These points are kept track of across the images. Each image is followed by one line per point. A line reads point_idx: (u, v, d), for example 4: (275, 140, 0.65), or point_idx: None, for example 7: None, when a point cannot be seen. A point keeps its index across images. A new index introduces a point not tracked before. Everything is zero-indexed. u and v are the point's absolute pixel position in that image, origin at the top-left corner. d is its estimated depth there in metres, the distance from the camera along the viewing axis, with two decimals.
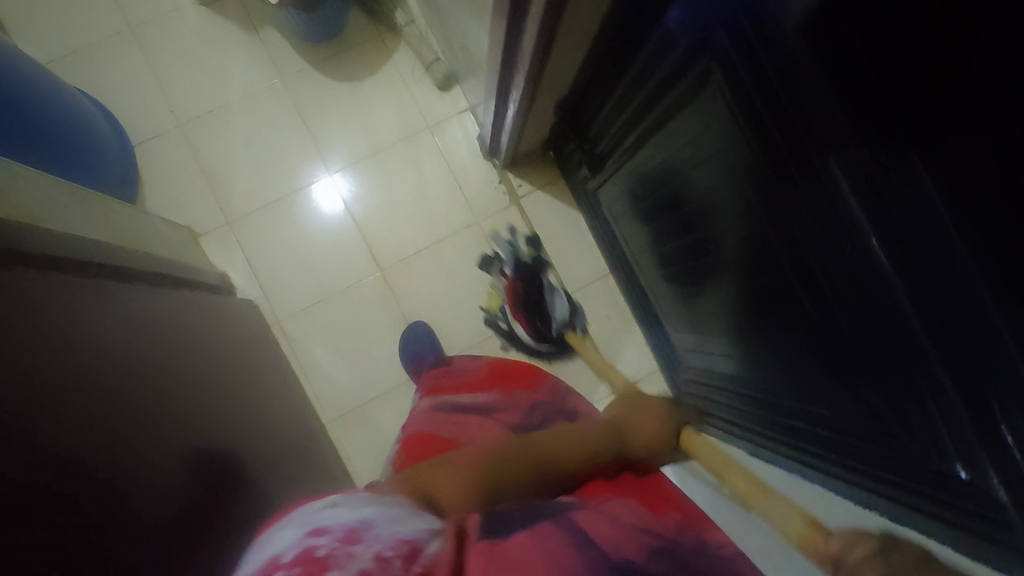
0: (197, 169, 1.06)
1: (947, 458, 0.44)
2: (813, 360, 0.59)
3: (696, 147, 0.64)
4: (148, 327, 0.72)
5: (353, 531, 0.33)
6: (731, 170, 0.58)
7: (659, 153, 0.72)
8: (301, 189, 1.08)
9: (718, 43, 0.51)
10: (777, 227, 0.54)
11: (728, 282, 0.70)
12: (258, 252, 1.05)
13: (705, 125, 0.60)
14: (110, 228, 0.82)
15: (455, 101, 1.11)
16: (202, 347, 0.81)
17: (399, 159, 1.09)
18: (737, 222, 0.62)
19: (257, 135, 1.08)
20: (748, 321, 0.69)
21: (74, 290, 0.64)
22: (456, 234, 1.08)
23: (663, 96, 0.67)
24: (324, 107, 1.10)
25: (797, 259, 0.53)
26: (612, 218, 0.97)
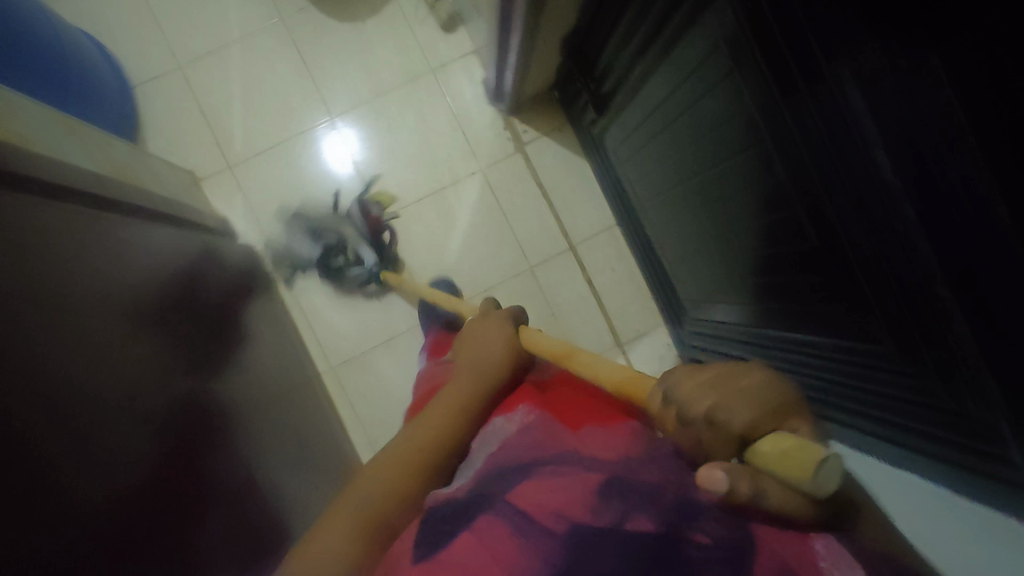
0: (197, 110, 1.05)
1: (958, 393, 0.42)
2: (818, 297, 0.56)
3: (703, 77, 0.59)
4: (140, 258, 0.72)
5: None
6: (737, 95, 0.54)
7: (666, 87, 0.68)
8: (302, 133, 1.06)
9: None
10: (782, 154, 0.51)
11: (736, 223, 0.67)
12: (259, 197, 1.04)
13: (710, 47, 0.56)
14: (102, 159, 0.82)
15: (460, 42, 1.07)
16: (194, 287, 0.81)
17: (401, 103, 1.06)
18: (741, 154, 0.58)
19: (257, 77, 1.06)
20: (755, 261, 0.66)
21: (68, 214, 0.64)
22: (459, 182, 1.06)
23: (668, 20, 0.62)
24: (325, 50, 1.07)
25: (803, 187, 0.50)
26: (619, 163, 0.93)
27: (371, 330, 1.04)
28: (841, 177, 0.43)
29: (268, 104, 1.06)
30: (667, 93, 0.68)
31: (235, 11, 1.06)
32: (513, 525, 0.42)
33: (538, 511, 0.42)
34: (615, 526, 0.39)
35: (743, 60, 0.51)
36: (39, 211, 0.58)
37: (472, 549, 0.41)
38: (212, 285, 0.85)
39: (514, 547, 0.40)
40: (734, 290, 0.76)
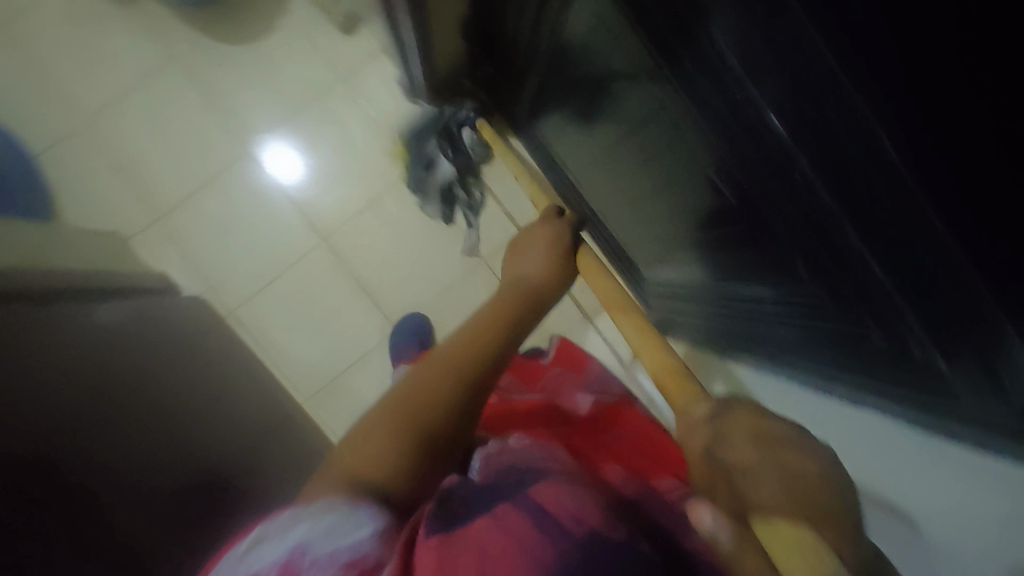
0: (108, 168, 1.00)
1: (893, 334, 0.42)
2: (746, 255, 0.56)
3: (598, 46, 0.56)
4: (98, 333, 0.69)
5: (288, 565, 0.32)
6: (631, 61, 0.52)
7: (569, 57, 0.65)
8: (223, 170, 1.02)
9: None
10: (681, 120, 0.50)
11: (664, 186, 0.65)
12: (194, 244, 1.01)
13: (596, 17, 0.53)
14: (17, 248, 0.77)
15: (364, 42, 1.03)
16: (156, 347, 0.78)
17: (317, 118, 1.02)
18: (650, 120, 0.57)
19: (162, 121, 1.01)
20: (687, 225, 0.66)
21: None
22: (395, 187, 1.03)
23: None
24: (228, 78, 1.02)
25: (707, 151, 0.49)
26: (548, 141, 0.91)
27: (338, 356, 1.02)
28: (747, 125, 0.41)
29: (181, 147, 1.01)
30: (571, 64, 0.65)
31: (124, 55, 1.01)
32: (534, 519, 0.38)
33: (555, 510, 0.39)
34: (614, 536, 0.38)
35: (632, 18, 0.48)
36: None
37: (487, 528, 0.38)
38: (170, 342, 0.82)
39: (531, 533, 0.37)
40: (678, 250, 0.74)
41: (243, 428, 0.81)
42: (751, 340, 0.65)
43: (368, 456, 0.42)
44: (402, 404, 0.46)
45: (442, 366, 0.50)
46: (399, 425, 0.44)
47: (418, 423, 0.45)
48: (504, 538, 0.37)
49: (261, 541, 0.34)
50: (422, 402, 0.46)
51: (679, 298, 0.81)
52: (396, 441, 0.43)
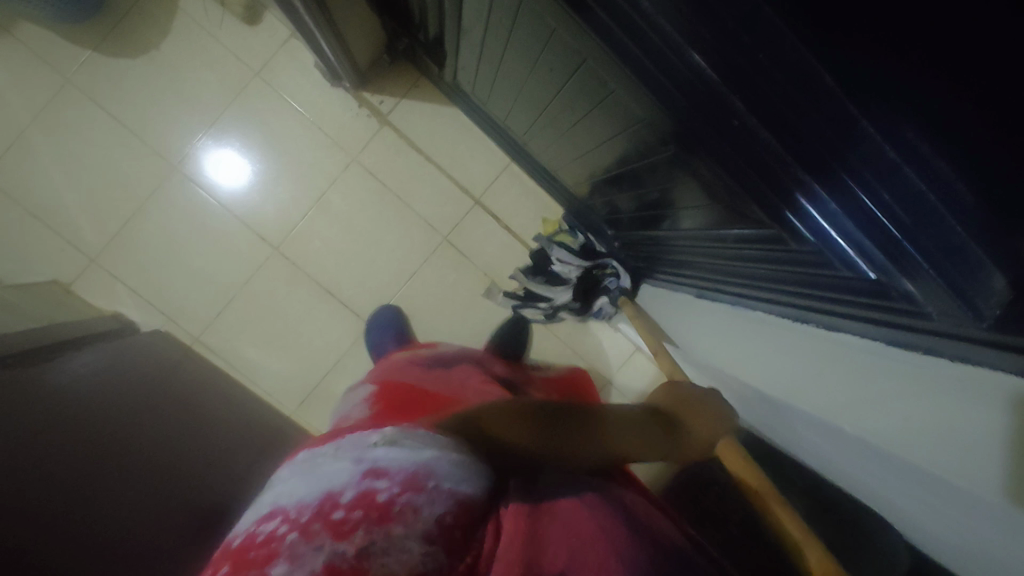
0: (28, 216, 0.93)
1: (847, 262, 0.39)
2: (697, 192, 0.53)
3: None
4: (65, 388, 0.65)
5: (416, 476, 0.30)
6: (539, 18, 0.48)
7: (482, 19, 0.60)
8: (152, 195, 0.96)
9: None
10: (603, 70, 0.46)
11: (604, 131, 0.62)
12: (141, 278, 0.96)
13: None
14: None
15: (272, 31, 0.95)
16: (129, 382, 0.76)
17: (239, 122, 0.96)
18: (576, 74, 0.53)
19: (74, 155, 0.94)
20: (636, 168, 0.63)
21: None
22: (336, 180, 0.98)
23: None
24: (135, 96, 0.94)
25: (636, 99, 0.46)
26: (484, 103, 0.86)
27: (317, 365, 0.99)
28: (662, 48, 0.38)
29: (101, 179, 0.95)
30: (486, 25, 0.61)
31: (13, 91, 0.92)
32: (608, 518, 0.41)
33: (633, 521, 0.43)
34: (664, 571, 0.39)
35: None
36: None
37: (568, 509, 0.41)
38: (143, 376, 0.79)
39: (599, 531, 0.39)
40: (633, 194, 0.71)
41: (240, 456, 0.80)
42: (723, 274, 0.63)
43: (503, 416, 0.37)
44: (564, 408, 0.42)
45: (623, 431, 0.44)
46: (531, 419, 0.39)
47: (565, 432, 0.40)
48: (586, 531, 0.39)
49: (397, 439, 0.31)
50: (585, 421, 0.42)
51: (649, 241, 0.79)
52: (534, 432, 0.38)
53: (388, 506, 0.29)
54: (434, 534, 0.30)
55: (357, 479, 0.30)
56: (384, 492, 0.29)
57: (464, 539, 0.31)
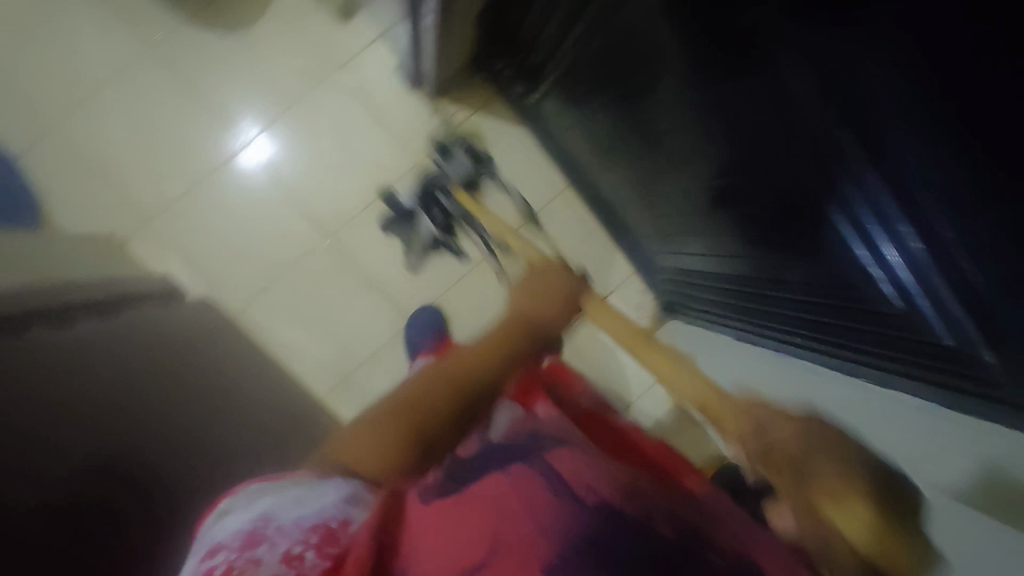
0: (94, 168, 0.94)
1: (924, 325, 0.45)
2: (768, 245, 0.59)
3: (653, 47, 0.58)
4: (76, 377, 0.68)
5: (254, 533, 0.35)
6: (691, 56, 0.54)
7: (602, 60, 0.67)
8: (218, 166, 0.97)
9: None
10: (736, 110, 0.53)
11: (684, 178, 0.68)
12: (194, 244, 0.97)
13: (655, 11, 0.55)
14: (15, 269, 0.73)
15: (362, 29, 0.99)
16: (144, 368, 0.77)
17: (316, 109, 0.99)
18: (690, 117, 0.59)
19: (148, 115, 0.96)
20: (706, 214, 0.69)
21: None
22: (400, 180, 1.01)
23: None
24: (219, 70, 0.97)
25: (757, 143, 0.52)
26: (561, 130, 0.91)
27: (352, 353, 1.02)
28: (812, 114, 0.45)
29: (171, 142, 0.96)
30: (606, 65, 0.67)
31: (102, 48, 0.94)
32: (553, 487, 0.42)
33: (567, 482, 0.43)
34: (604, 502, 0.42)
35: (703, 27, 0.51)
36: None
37: (494, 486, 0.43)
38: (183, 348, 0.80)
39: (543, 498, 0.41)
40: (691, 240, 0.77)
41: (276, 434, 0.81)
42: (770, 324, 0.69)
43: (365, 436, 0.42)
44: (427, 398, 0.44)
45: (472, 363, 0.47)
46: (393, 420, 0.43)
47: (427, 432, 0.43)
48: (517, 501, 0.41)
49: (226, 512, 0.37)
50: (451, 408, 0.45)
51: (693, 283, 0.85)
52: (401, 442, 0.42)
53: (230, 570, 0.33)
54: (291, 565, 0.34)
55: (200, 563, 0.35)
56: (221, 561, 0.34)
57: (326, 549, 0.35)
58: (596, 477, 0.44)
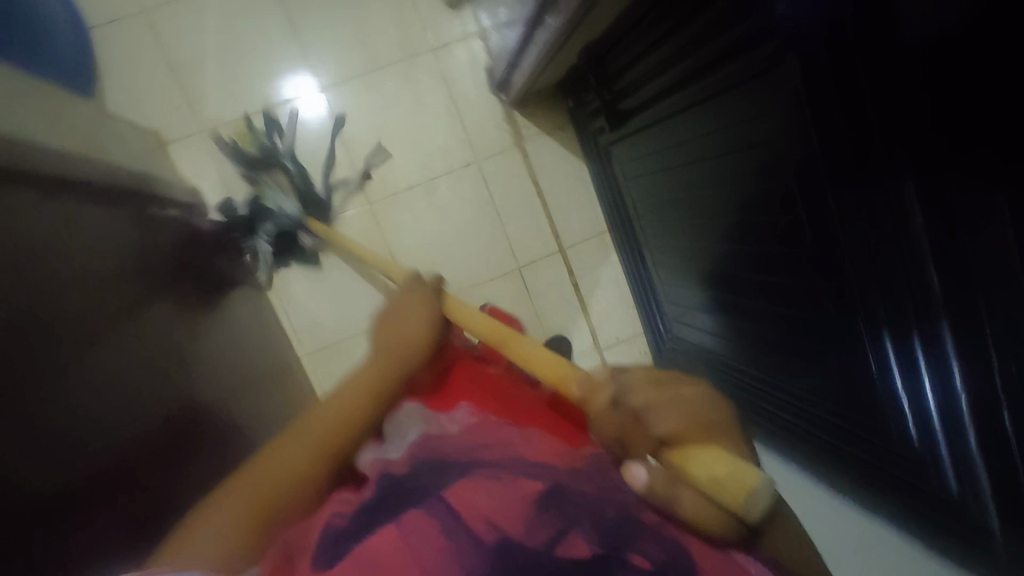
0: (163, 64, 0.93)
1: (943, 474, 0.45)
2: (800, 351, 0.60)
3: (723, 144, 0.59)
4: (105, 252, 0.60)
5: None
6: (766, 168, 0.54)
7: (679, 135, 0.68)
8: (282, 102, 0.97)
9: (791, 39, 0.44)
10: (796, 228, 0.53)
11: (731, 265, 0.69)
12: (234, 168, 0.96)
13: (745, 115, 0.54)
14: (66, 134, 0.71)
15: (464, 21, 1.00)
16: (167, 266, 0.73)
17: (395, 80, 0.99)
18: (753, 216, 0.59)
19: (233, 32, 0.95)
20: (739, 305, 0.70)
21: (63, 209, 0.56)
22: (453, 172, 1.01)
23: (701, 74, 0.59)
24: (318, 10, 0.97)
25: (812, 263, 0.53)
26: (623, 177, 0.92)
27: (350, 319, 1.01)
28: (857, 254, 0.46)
29: (246, 64, 0.96)
30: (681, 142, 0.69)
31: None
32: (443, 523, 0.36)
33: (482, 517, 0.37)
34: (539, 542, 0.35)
35: (769, 144, 0.52)
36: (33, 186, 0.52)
37: (384, 545, 0.35)
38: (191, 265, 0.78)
39: (440, 549, 0.34)
40: (717, 321, 0.78)
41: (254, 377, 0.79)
42: (774, 422, 0.69)
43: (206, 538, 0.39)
44: (248, 486, 0.44)
45: (263, 470, 0.46)
46: (257, 505, 0.43)
47: (276, 501, 0.44)
48: (404, 548, 0.34)
49: None
50: (263, 500, 0.43)
51: (704, 360, 0.86)
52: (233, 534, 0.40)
53: None
54: None
55: None
56: None
57: None
58: (506, 504, 0.38)
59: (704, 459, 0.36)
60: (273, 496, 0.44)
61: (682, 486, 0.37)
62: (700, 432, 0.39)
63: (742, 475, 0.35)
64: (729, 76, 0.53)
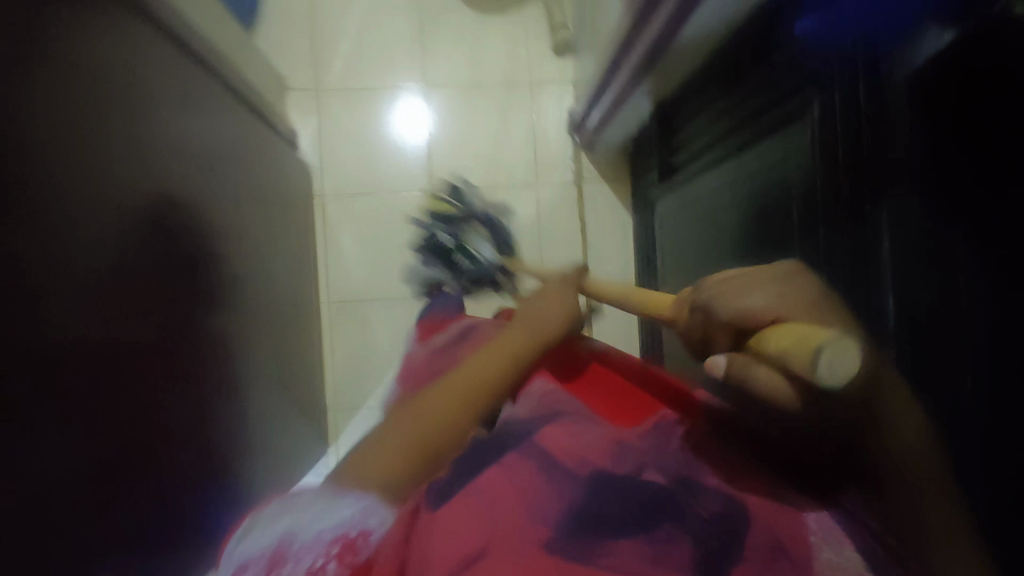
0: (309, 30, 1.11)
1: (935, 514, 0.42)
2: None
3: (760, 185, 0.62)
4: (176, 126, 0.70)
5: (277, 555, 0.37)
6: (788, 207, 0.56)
7: (722, 180, 0.72)
8: (391, 88, 1.12)
9: (824, 78, 0.47)
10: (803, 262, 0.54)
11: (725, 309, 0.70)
12: (332, 127, 1.11)
13: (783, 158, 0.57)
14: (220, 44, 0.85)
15: (564, 69, 1.14)
16: (234, 171, 0.83)
17: (489, 99, 1.13)
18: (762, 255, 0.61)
19: (373, 23, 1.12)
20: None
21: (148, 76, 0.66)
22: (512, 189, 1.12)
23: (749, 125, 0.64)
24: (446, 26, 1.13)
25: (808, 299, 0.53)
26: (660, 230, 0.98)
27: (379, 283, 1.11)
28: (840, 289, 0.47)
29: (374, 50, 1.12)
30: (721, 188, 0.73)
31: None
32: (540, 467, 0.51)
33: (555, 455, 0.52)
34: (623, 474, 0.50)
35: (799, 178, 0.54)
36: (131, 51, 0.63)
37: (503, 478, 0.48)
38: (250, 182, 0.89)
39: (540, 485, 0.48)
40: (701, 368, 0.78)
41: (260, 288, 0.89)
42: None
43: (379, 458, 0.44)
44: (433, 428, 0.47)
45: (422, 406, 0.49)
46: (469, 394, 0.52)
47: (439, 449, 0.46)
48: (520, 484, 0.47)
49: (246, 537, 0.40)
50: (437, 442, 0.46)
51: None
52: (403, 456, 0.44)
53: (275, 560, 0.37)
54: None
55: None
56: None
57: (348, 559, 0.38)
58: (583, 449, 0.53)
59: (772, 336, 0.35)
60: (434, 437, 0.46)
61: (762, 367, 0.37)
62: (783, 311, 0.37)
63: (807, 336, 0.32)
64: (774, 118, 0.58)
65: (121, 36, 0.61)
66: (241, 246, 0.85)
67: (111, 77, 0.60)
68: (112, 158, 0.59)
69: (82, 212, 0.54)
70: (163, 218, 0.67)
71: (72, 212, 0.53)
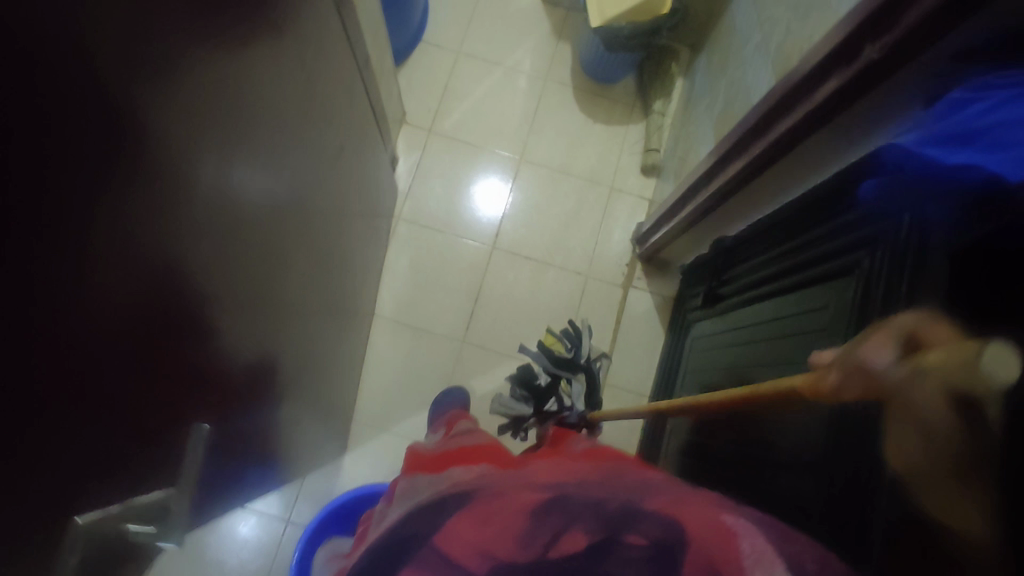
0: (441, 84, 1.27)
1: None
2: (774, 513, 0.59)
3: (792, 327, 0.67)
4: (346, 116, 0.79)
5: None
6: (816, 346, 0.60)
7: (758, 316, 0.78)
8: (491, 152, 1.25)
9: (881, 243, 0.53)
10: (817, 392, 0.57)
11: (736, 431, 0.72)
12: (429, 166, 1.23)
13: (822, 304, 0.62)
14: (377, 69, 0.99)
15: (645, 187, 1.25)
16: (365, 171, 0.93)
17: (572, 189, 1.24)
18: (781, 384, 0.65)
19: (496, 96, 1.27)
20: (730, 467, 0.71)
21: (344, 70, 0.76)
22: (564, 270, 1.19)
23: (797, 272, 0.70)
24: (556, 119, 1.27)
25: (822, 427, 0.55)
26: (689, 350, 1.02)
27: (416, 311, 1.16)
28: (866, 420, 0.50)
29: (488, 117, 1.26)
30: (754, 322, 0.78)
31: (525, 51, 1.30)
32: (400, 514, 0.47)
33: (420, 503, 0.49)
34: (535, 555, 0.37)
35: (829, 324, 0.60)
36: (342, 53, 0.74)
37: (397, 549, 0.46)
38: (371, 182, 0.98)
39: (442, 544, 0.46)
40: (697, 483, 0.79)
41: (350, 278, 0.94)
42: None
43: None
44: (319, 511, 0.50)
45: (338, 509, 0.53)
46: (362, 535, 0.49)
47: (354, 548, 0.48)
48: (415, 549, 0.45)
49: None
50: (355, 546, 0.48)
51: None
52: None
53: None
54: None
55: None
56: None
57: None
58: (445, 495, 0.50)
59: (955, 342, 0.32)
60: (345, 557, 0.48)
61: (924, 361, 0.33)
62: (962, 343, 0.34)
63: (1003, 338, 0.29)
64: (822, 271, 0.64)
65: (341, 40, 0.72)
66: (335, 260, 0.81)
67: (303, 78, 0.53)
68: (291, 164, 0.52)
69: (259, 227, 0.46)
70: (300, 233, 0.59)
71: (253, 226, 0.45)
